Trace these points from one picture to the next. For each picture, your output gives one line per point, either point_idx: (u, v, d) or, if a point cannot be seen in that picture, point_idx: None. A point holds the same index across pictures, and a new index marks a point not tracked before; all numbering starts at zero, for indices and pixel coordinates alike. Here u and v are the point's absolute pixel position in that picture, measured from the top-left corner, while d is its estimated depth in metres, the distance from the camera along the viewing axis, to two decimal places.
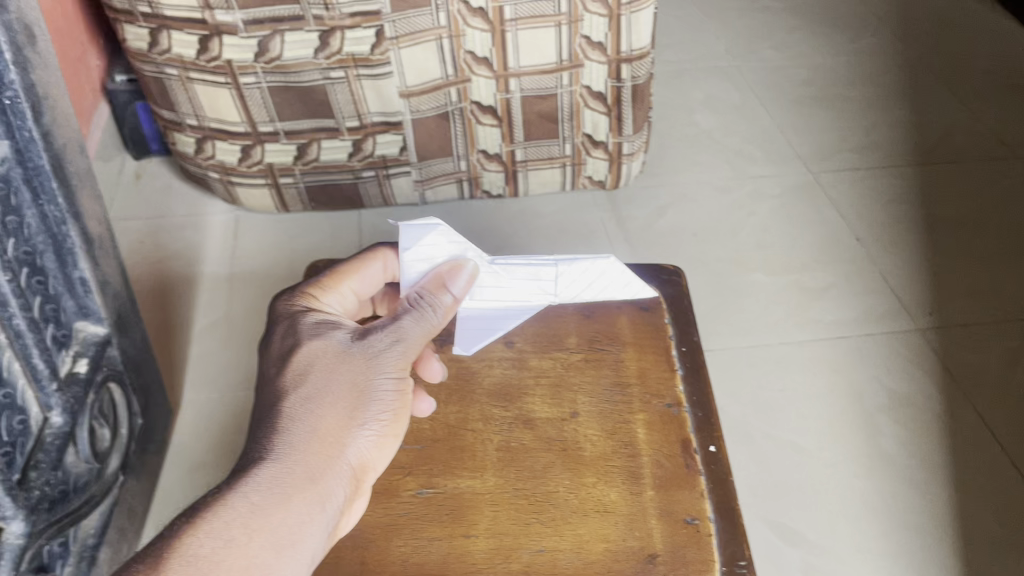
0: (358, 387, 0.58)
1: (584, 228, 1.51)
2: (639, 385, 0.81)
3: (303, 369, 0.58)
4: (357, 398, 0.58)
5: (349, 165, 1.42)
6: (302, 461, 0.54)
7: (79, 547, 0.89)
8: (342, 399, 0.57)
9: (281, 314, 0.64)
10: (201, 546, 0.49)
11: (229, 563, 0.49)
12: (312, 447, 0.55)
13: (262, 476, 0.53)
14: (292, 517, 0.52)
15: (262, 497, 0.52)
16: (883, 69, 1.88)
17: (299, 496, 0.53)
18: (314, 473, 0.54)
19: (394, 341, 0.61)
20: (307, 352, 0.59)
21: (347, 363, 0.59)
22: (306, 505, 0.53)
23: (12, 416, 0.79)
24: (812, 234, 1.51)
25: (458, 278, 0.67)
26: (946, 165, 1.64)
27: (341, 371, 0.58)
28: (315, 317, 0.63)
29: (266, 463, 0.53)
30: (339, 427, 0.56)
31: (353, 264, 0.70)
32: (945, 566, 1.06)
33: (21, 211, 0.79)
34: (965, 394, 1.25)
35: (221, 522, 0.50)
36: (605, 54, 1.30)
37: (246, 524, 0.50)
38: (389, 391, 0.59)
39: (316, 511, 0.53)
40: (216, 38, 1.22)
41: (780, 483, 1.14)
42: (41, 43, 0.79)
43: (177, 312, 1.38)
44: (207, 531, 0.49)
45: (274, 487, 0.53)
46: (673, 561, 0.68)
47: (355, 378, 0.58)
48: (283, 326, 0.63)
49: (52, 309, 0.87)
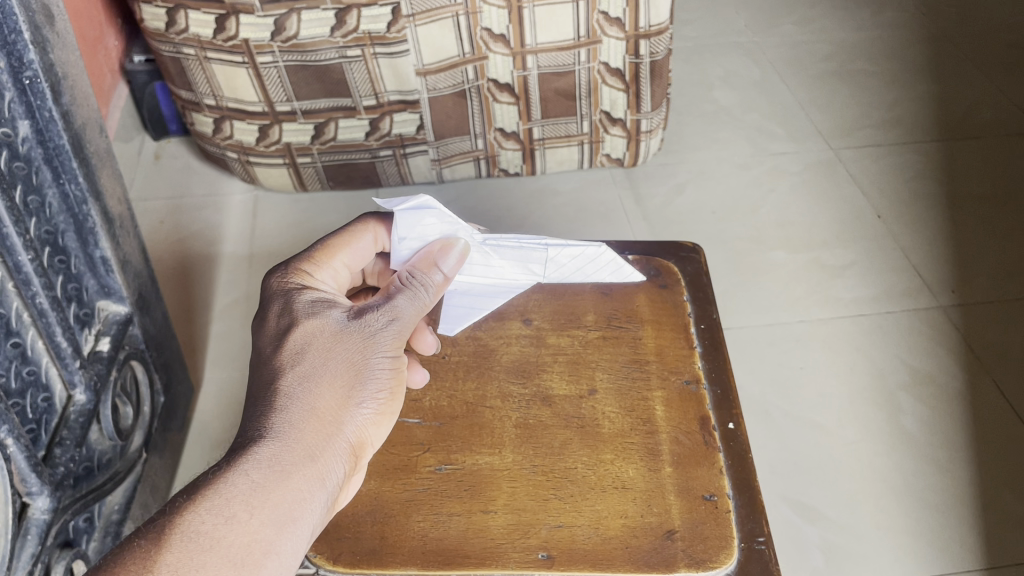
0: (355, 366, 0.58)
1: (602, 207, 1.50)
2: (658, 362, 0.81)
3: (300, 348, 0.58)
4: (354, 377, 0.58)
5: (366, 144, 1.41)
6: (300, 440, 0.54)
7: (104, 523, 0.91)
8: (339, 378, 0.57)
9: (274, 291, 0.63)
10: (203, 522, 0.48)
11: (232, 539, 0.49)
12: (311, 425, 0.55)
13: (262, 454, 0.53)
14: (293, 494, 0.52)
15: (262, 475, 0.52)
16: (908, 43, 1.85)
17: (300, 474, 0.53)
18: (313, 451, 0.55)
19: (390, 320, 0.60)
20: (303, 332, 0.59)
21: (345, 343, 0.59)
22: (305, 484, 0.53)
23: (37, 394, 0.80)
24: (833, 212, 1.49)
25: (449, 258, 0.66)
26: (971, 140, 1.61)
27: (339, 351, 0.58)
28: (311, 295, 0.62)
29: (267, 441, 0.53)
30: (337, 407, 0.57)
31: (344, 238, 0.70)
32: (966, 544, 1.05)
33: (43, 190, 0.80)
34: (988, 372, 1.23)
35: (222, 499, 0.50)
36: (624, 30, 1.29)
37: (247, 501, 0.50)
38: (385, 370, 0.59)
39: (315, 488, 0.54)
40: (233, 17, 1.22)
41: (799, 460, 1.14)
42: (60, 23, 0.79)
43: (198, 291, 1.39)
44: (207, 508, 0.49)
45: (274, 464, 0.53)
46: (692, 537, 0.68)
47: (352, 357, 0.58)
48: (279, 303, 0.62)
49: (75, 289, 0.88)
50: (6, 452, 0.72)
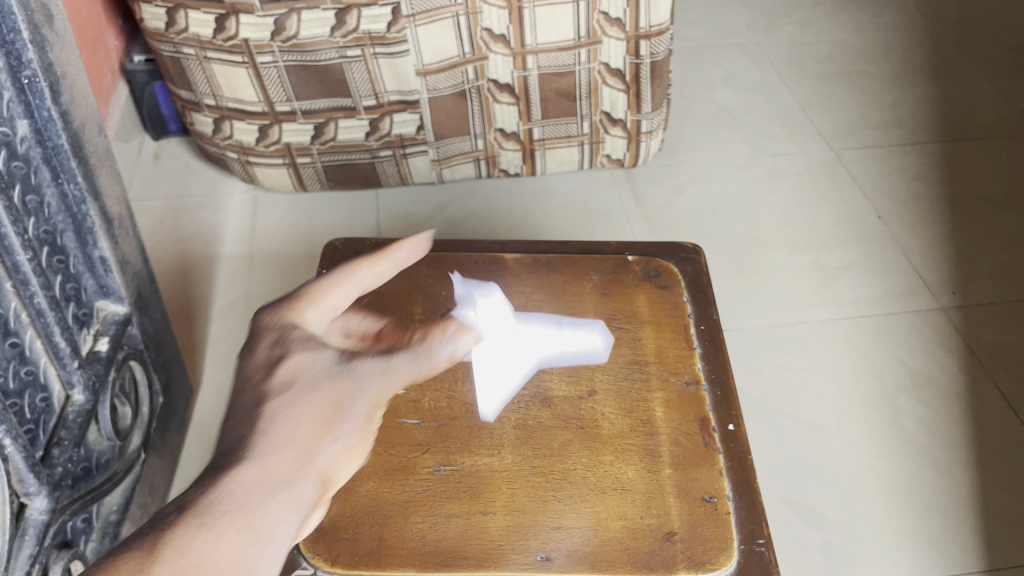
0: (344, 401, 0.50)
1: (602, 207, 1.50)
2: (657, 363, 0.81)
3: (289, 375, 0.50)
4: (344, 410, 0.49)
5: (366, 145, 1.41)
6: (292, 453, 0.44)
7: (102, 523, 0.91)
8: (330, 405, 0.49)
9: (264, 327, 0.54)
10: (189, 535, 0.38)
11: (213, 555, 0.38)
12: (306, 440, 0.46)
13: (256, 460, 0.42)
14: (276, 513, 0.41)
15: (250, 483, 0.41)
16: (910, 44, 1.85)
17: (293, 488, 0.43)
18: (306, 464, 0.44)
19: (386, 370, 0.53)
20: (294, 363, 0.51)
21: (336, 379, 0.51)
22: (283, 511, 0.41)
23: (34, 394, 0.80)
24: (834, 213, 1.49)
25: (464, 337, 0.60)
26: (972, 142, 1.61)
27: (328, 385, 0.50)
28: (303, 331, 0.55)
29: (257, 446, 0.44)
30: (319, 434, 0.46)
31: (339, 276, 0.58)
32: (967, 546, 1.05)
33: (41, 189, 0.80)
34: (990, 374, 1.23)
35: (215, 500, 0.40)
36: (624, 31, 1.29)
37: (233, 512, 0.40)
38: (376, 412, 0.51)
39: (295, 513, 0.41)
40: (233, 17, 1.22)
41: (798, 462, 1.14)
42: (58, 22, 0.79)
43: (197, 290, 1.39)
44: (195, 521, 0.39)
45: (266, 474, 0.42)
46: (692, 539, 0.68)
47: (338, 390, 0.50)
48: (268, 336, 0.53)
49: (74, 288, 0.88)
50: (3, 452, 0.72)
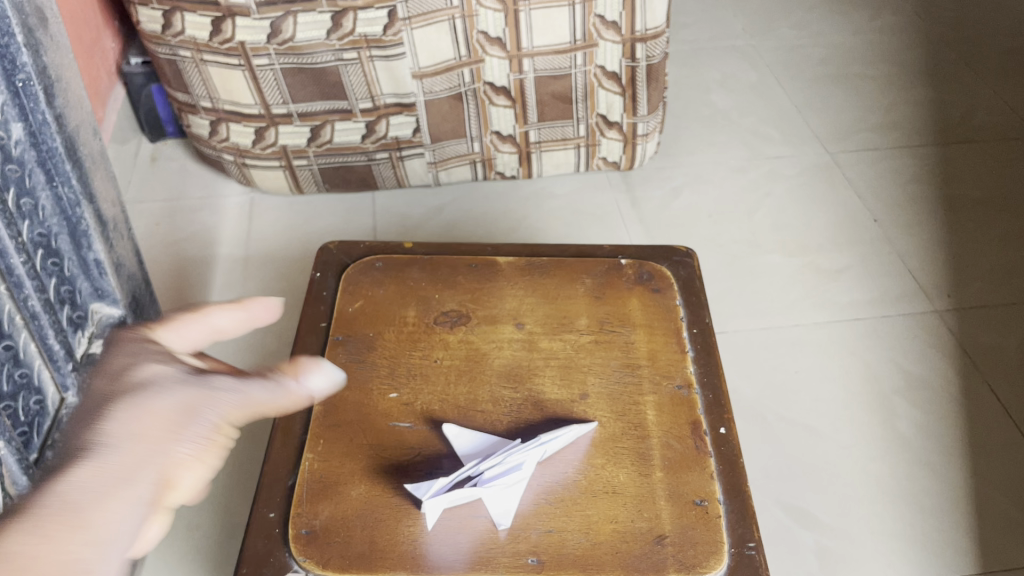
0: (191, 409, 0.57)
1: (598, 209, 1.50)
2: (649, 366, 0.81)
3: (141, 388, 0.58)
4: (190, 416, 0.56)
5: (362, 147, 1.41)
6: (136, 457, 0.52)
7: None
8: (175, 414, 0.56)
9: (121, 349, 0.64)
10: (46, 508, 0.45)
11: (52, 551, 0.42)
12: (153, 450, 0.53)
13: (93, 466, 0.49)
14: (111, 511, 0.47)
15: (92, 483, 0.48)
16: (906, 47, 1.85)
17: (136, 486, 0.50)
18: (154, 472, 0.52)
19: (234, 390, 0.61)
20: (145, 378, 0.60)
21: (185, 392, 0.59)
22: (121, 514, 0.47)
23: (29, 397, 0.80)
24: (830, 216, 1.49)
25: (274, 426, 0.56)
26: (967, 144, 1.61)
27: (179, 397, 0.58)
28: (155, 358, 0.63)
29: (101, 453, 0.51)
30: (160, 440, 0.54)
31: None
32: (961, 548, 1.05)
33: (36, 192, 0.80)
34: (984, 377, 1.23)
35: (55, 496, 0.46)
36: (620, 34, 1.29)
37: (70, 502, 0.46)
38: (220, 426, 0.58)
39: (139, 508, 0.48)
40: (229, 20, 1.22)
41: (792, 464, 1.14)
42: (53, 26, 0.79)
43: (193, 292, 1.39)
44: (50, 501, 0.46)
45: (105, 476, 0.49)
46: (682, 543, 0.68)
47: (187, 395, 0.58)
48: (127, 357, 0.63)
49: (68, 291, 0.87)
50: None
